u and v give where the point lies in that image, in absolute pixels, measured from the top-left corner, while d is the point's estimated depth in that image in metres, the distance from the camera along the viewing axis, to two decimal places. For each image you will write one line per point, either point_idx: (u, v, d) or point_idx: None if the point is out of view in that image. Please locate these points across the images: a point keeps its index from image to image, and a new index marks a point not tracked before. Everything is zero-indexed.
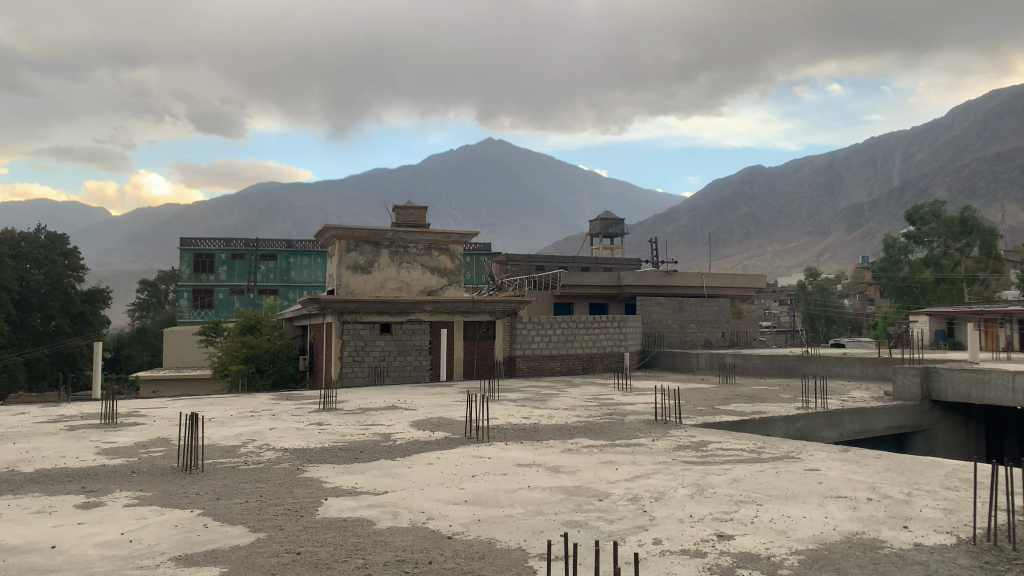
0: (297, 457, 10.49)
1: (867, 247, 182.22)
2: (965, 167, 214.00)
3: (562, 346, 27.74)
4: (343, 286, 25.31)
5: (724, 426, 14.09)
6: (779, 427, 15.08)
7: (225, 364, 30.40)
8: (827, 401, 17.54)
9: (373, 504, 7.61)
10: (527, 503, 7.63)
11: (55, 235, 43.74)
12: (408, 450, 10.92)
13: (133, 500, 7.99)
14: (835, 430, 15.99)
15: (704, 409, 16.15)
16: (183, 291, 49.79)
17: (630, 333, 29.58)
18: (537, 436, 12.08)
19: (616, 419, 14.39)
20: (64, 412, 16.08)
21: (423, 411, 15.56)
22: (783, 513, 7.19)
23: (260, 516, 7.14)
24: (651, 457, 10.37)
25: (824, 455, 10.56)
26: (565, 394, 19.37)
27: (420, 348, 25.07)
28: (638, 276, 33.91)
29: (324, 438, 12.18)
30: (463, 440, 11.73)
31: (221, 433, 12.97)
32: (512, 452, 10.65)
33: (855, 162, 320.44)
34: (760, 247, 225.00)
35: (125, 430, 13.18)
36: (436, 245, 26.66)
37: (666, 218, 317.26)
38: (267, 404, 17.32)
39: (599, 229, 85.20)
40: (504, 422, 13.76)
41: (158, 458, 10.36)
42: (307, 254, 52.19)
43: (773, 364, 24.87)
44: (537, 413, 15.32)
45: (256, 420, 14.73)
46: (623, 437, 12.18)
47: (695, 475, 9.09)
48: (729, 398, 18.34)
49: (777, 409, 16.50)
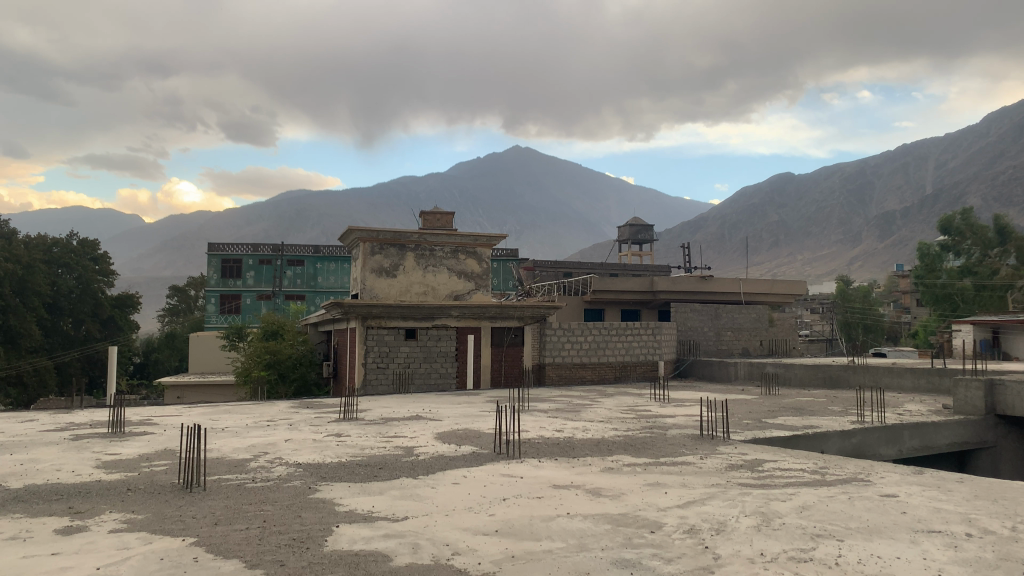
0: (310, 474, 9.53)
1: (900, 254, 178.20)
2: (1002, 175, 209.10)
3: (594, 353, 26.64)
4: (367, 290, 24.45)
5: (775, 442, 12.98)
6: (833, 443, 13.91)
7: (248, 371, 29.66)
8: (884, 414, 16.30)
9: (391, 534, 6.62)
10: (567, 535, 6.59)
11: (85, 239, 43.66)
12: (432, 467, 9.94)
13: (120, 524, 7.07)
14: (894, 447, 14.76)
15: (751, 422, 14.93)
16: (210, 297, 49.62)
17: (665, 341, 28.40)
18: (572, 452, 11.04)
19: (658, 433, 13.25)
20: (74, 419, 15.37)
21: (450, 422, 14.64)
22: (872, 553, 6.07)
23: (261, 548, 6.18)
24: (702, 479, 9.29)
25: (899, 478, 9.37)
26: (599, 405, 18.28)
27: (447, 354, 24.15)
28: (672, 281, 32.83)
29: (342, 451, 11.24)
30: (492, 456, 10.69)
31: (231, 445, 12.10)
32: (546, 470, 9.62)
33: (887, 169, 315.52)
34: (789, 256, 221.41)
35: (131, 440, 12.39)
36: (463, 248, 25.72)
37: (695, 226, 314.02)
38: (285, 413, 16.46)
39: (628, 235, 83.75)
40: (536, 435, 12.70)
41: (160, 473, 9.48)
42: (333, 259, 51.57)
43: (817, 374, 23.61)
44: (571, 425, 14.31)
45: (272, 430, 13.82)
46: (667, 454, 11.09)
47: (755, 501, 7.98)
48: (776, 411, 17.13)
49: (830, 423, 15.26)
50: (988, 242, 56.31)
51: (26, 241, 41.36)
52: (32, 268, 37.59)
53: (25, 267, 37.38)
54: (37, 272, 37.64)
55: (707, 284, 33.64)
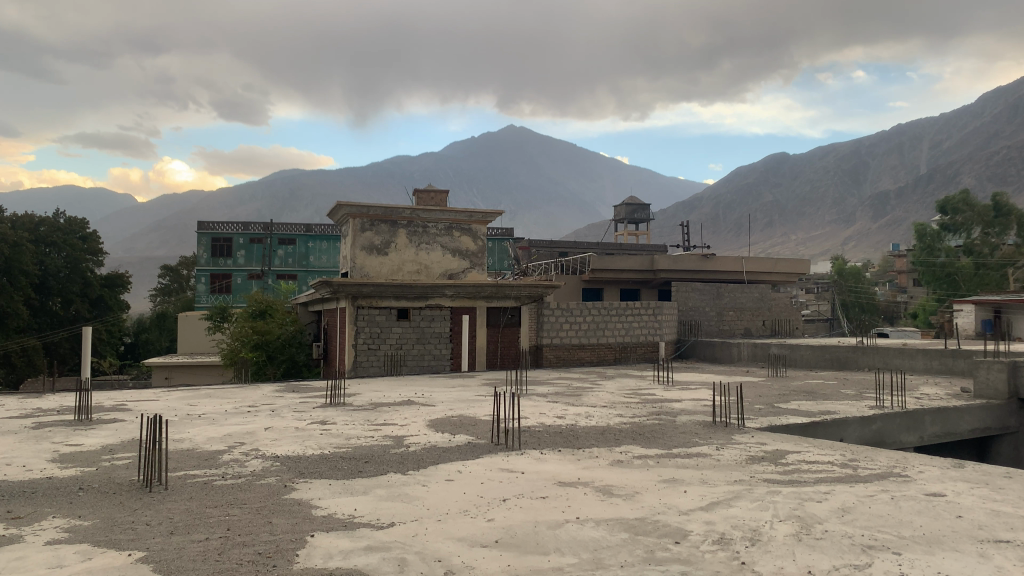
0: (287, 469, 8.57)
1: (893, 234, 177.06)
2: (998, 154, 207.87)
3: (593, 334, 25.75)
4: (357, 268, 23.43)
5: (792, 430, 12.11)
6: (853, 431, 13.04)
7: (236, 351, 28.72)
8: (902, 398, 15.41)
9: (374, 546, 5.69)
10: (579, 547, 5.66)
11: (73, 218, 42.35)
12: (423, 460, 8.99)
13: (61, 533, 6.10)
14: (915, 433, 13.91)
15: (764, 408, 14.04)
16: (200, 276, 48.52)
17: (666, 321, 27.47)
18: (576, 442, 10.12)
19: (666, 420, 12.32)
20: (43, 404, 14.35)
21: (443, 408, 13.72)
22: (938, 571, 5.17)
23: (218, 566, 5.23)
24: (723, 475, 8.39)
25: (939, 473, 8.49)
26: (602, 388, 17.37)
27: (440, 335, 23.20)
28: (673, 260, 31.86)
29: (325, 442, 10.26)
30: (490, 447, 9.74)
31: (206, 434, 11.15)
32: (549, 464, 8.68)
33: (881, 148, 313.94)
34: (783, 236, 220.39)
35: (98, 429, 11.42)
36: (457, 225, 24.67)
37: (689, 205, 312.43)
38: (268, 397, 15.52)
39: (623, 214, 82.51)
40: (536, 423, 11.76)
41: (119, 469, 8.51)
42: (326, 238, 50.47)
43: (824, 355, 22.76)
44: (572, 411, 13.39)
45: (252, 417, 12.86)
46: (680, 444, 10.18)
47: (787, 503, 7.09)
48: (788, 395, 16.22)
49: (846, 408, 14.39)
50: (987, 222, 55.28)
51: (12, 220, 39.98)
52: (20, 247, 36.26)
53: (13, 246, 36.04)
54: (25, 251, 36.31)
55: (708, 263, 32.70)
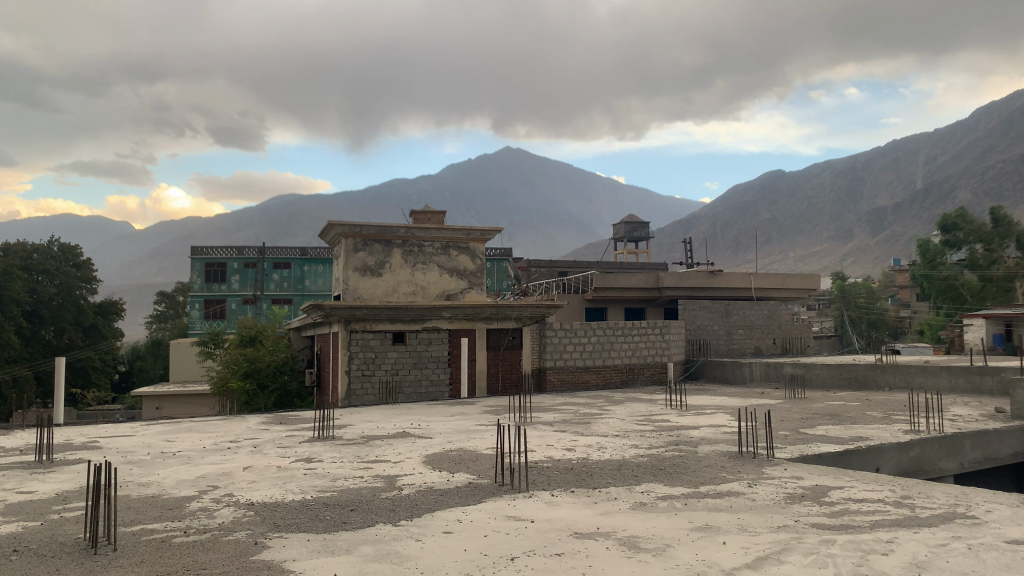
0: (260, 521, 7.42)
1: (891, 250, 175.76)
2: (993, 168, 207.23)
3: (598, 356, 24.65)
4: (350, 290, 22.33)
5: (825, 460, 11.03)
6: (890, 459, 11.90)
7: (225, 379, 27.60)
8: (935, 420, 14.26)
9: None
10: None
11: (66, 245, 41.40)
12: (417, 507, 7.85)
13: None
14: (955, 459, 12.80)
15: (790, 434, 12.95)
16: (193, 302, 47.48)
17: (673, 340, 26.40)
18: (590, 480, 9.02)
19: (685, 451, 11.17)
20: (6, 443, 13.21)
21: (441, 440, 12.64)
22: None
23: None
24: (764, 520, 7.28)
25: (1010, 512, 7.39)
26: (611, 414, 16.26)
27: (438, 360, 22.09)
28: (678, 277, 30.85)
29: (309, 485, 9.13)
30: (494, 489, 8.60)
31: (176, 476, 10.01)
32: (562, 510, 7.55)
33: (877, 165, 314.00)
34: (782, 253, 219.34)
35: (58, 472, 10.30)
36: (454, 244, 23.65)
37: (686, 224, 311.86)
38: (253, 431, 14.40)
39: (622, 233, 81.47)
40: (544, 457, 10.65)
41: (66, 524, 7.35)
42: (322, 261, 49.41)
43: (842, 374, 21.67)
44: (584, 441, 12.33)
45: (231, 455, 11.72)
46: (706, 481, 9.05)
47: (848, 558, 5.99)
48: (811, 419, 15.07)
49: (878, 433, 13.27)
50: (988, 235, 54.27)
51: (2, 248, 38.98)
52: (10, 275, 35.18)
53: (3, 274, 35.03)
54: (16, 279, 35.23)
55: (714, 279, 31.59)
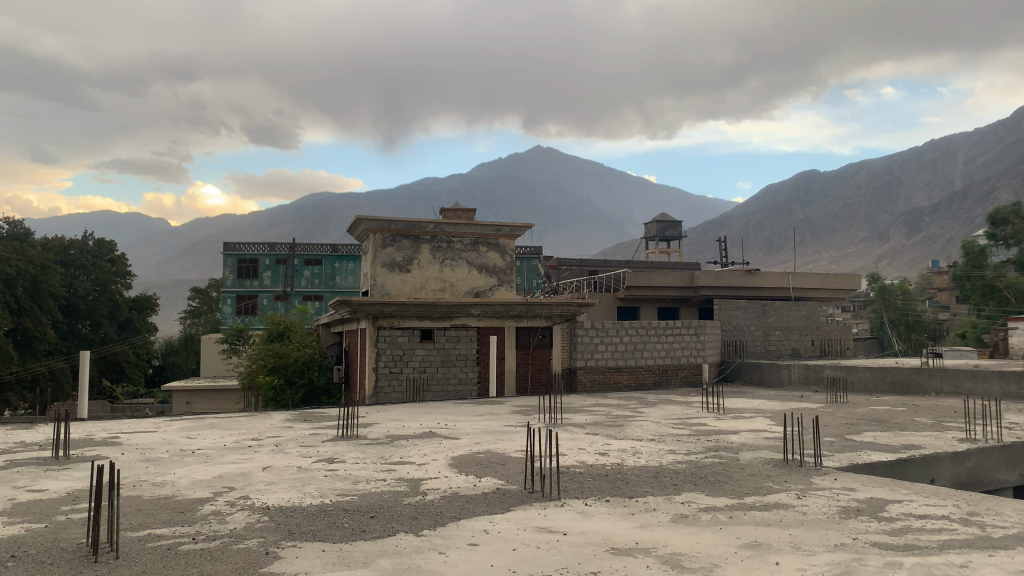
0: (274, 528, 6.95)
1: (930, 251, 171.81)
2: None
3: (630, 356, 23.99)
4: (377, 286, 21.98)
5: (877, 470, 10.33)
6: (946, 470, 11.14)
7: (253, 374, 27.38)
8: (992, 428, 13.41)
9: None
10: None
11: (102, 240, 41.54)
12: (443, 515, 7.34)
13: None
14: (1014, 471, 11.98)
15: (837, 441, 12.22)
16: (225, 298, 47.63)
17: (709, 341, 25.64)
18: (627, 489, 8.43)
19: (726, 458, 10.53)
20: (26, 438, 12.93)
21: (468, 441, 12.13)
22: None
23: None
24: (820, 537, 6.65)
25: None
26: (645, 417, 15.61)
27: (467, 358, 21.60)
28: (714, 276, 30.09)
29: (329, 488, 8.65)
30: (524, 497, 8.06)
31: (192, 476, 9.60)
32: (597, 522, 6.99)
33: (915, 164, 307.87)
34: (817, 254, 215.79)
35: (73, 470, 9.95)
36: (483, 240, 23.15)
37: (718, 224, 308.46)
38: (276, 429, 14.01)
39: (655, 233, 80.35)
40: (577, 463, 10.09)
41: (71, 528, 6.93)
42: (352, 258, 49.22)
43: (885, 378, 20.80)
44: (618, 445, 11.74)
45: (251, 454, 11.33)
46: (751, 491, 8.41)
47: None
48: (858, 425, 14.32)
49: (931, 441, 12.48)
50: None
51: (39, 242, 39.19)
52: (47, 269, 35.31)
53: (40, 268, 35.20)
54: (52, 273, 35.36)
55: (751, 278, 30.80)
